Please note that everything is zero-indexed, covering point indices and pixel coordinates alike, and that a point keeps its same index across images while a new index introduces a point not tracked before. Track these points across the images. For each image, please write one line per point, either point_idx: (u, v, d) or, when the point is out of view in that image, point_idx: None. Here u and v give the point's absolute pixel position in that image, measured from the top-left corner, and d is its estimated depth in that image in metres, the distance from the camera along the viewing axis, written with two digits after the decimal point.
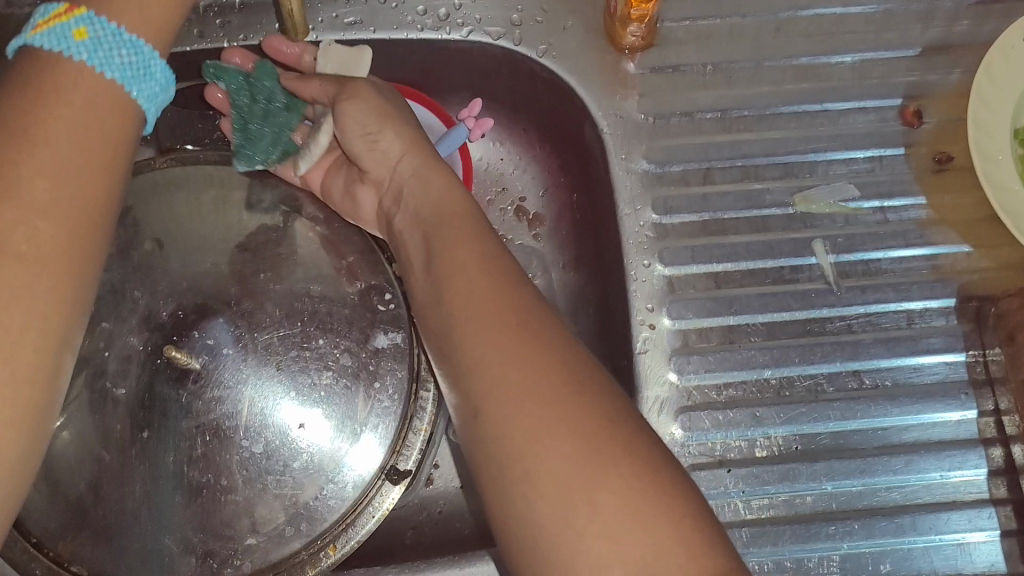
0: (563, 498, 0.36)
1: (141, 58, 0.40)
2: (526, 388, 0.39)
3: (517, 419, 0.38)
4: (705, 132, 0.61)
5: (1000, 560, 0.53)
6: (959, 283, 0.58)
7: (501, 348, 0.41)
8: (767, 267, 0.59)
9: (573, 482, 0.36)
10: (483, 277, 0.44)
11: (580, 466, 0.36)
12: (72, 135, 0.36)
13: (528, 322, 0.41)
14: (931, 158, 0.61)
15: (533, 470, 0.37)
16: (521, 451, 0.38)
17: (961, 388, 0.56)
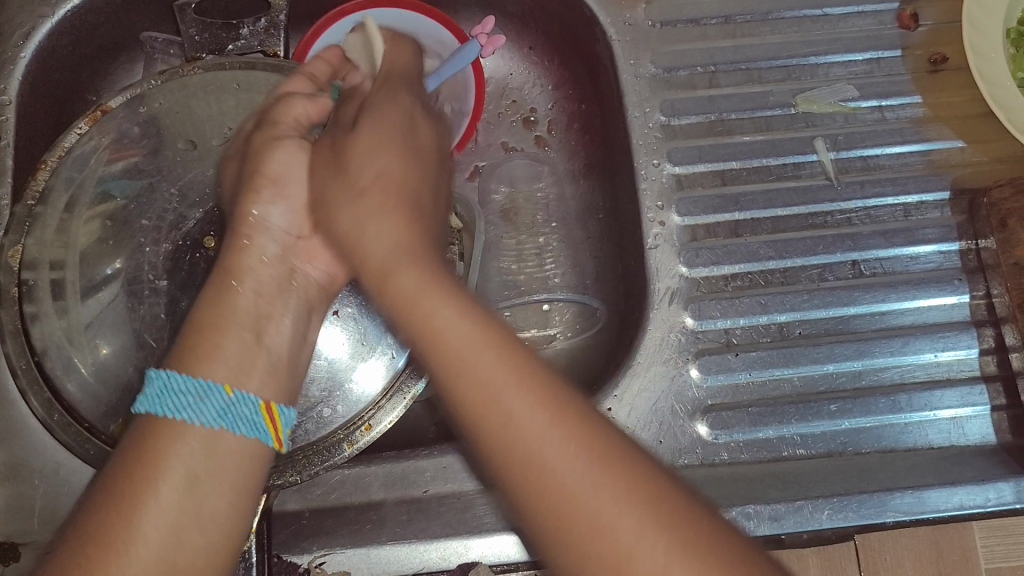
0: (611, 536, 0.32)
1: (214, 396, 0.42)
2: (551, 421, 0.35)
3: (556, 461, 0.34)
4: (711, 37, 0.63)
5: (990, 433, 0.57)
6: (953, 177, 0.61)
7: (486, 357, 0.37)
8: (770, 164, 0.61)
9: (614, 516, 0.33)
10: (459, 321, 0.38)
11: (612, 491, 0.33)
12: (237, 348, 0.44)
13: (511, 358, 0.37)
14: (927, 59, 0.63)
15: (570, 511, 0.33)
16: (533, 447, 0.35)
17: (955, 275, 0.59)
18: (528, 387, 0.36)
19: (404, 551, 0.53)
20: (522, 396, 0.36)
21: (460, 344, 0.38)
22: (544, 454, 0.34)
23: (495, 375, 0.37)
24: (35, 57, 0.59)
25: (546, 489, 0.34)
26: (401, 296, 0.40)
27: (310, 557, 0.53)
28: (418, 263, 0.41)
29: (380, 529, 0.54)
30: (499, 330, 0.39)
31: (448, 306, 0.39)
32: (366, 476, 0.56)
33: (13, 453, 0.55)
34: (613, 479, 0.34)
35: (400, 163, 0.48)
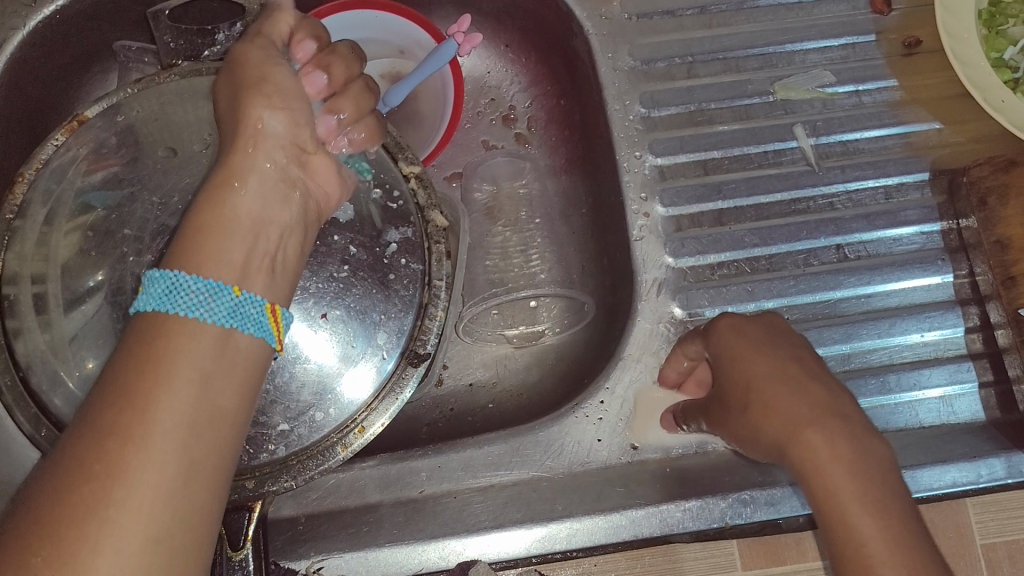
0: (869, 557, 0.37)
1: (223, 297, 0.39)
2: (831, 426, 0.41)
3: (825, 461, 0.40)
4: (688, 28, 0.63)
5: (979, 410, 0.57)
6: (932, 158, 0.62)
7: (797, 385, 0.43)
8: (752, 152, 0.62)
9: (879, 541, 0.37)
10: (768, 348, 0.45)
11: (878, 525, 0.38)
12: (232, 224, 0.43)
13: (808, 384, 0.43)
14: (901, 42, 0.64)
15: (854, 537, 0.38)
16: (823, 476, 0.39)
17: (937, 255, 0.60)
18: (837, 444, 0.40)
19: (405, 552, 0.52)
20: (809, 413, 0.41)
21: (775, 384, 0.43)
22: (831, 466, 0.39)
23: (786, 397, 0.42)
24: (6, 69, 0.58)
25: (814, 473, 0.40)
26: (732, 348, 0.46)
27: (308, 562, 0.52)
28: (753, 328, 0.47)
29: (377, 531, 0.53)
30: (820, 381, 0.43)
31: (764, 359, 0.44)
32: (361, 479, 0.55)
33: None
34: (881, 511, 0.38)
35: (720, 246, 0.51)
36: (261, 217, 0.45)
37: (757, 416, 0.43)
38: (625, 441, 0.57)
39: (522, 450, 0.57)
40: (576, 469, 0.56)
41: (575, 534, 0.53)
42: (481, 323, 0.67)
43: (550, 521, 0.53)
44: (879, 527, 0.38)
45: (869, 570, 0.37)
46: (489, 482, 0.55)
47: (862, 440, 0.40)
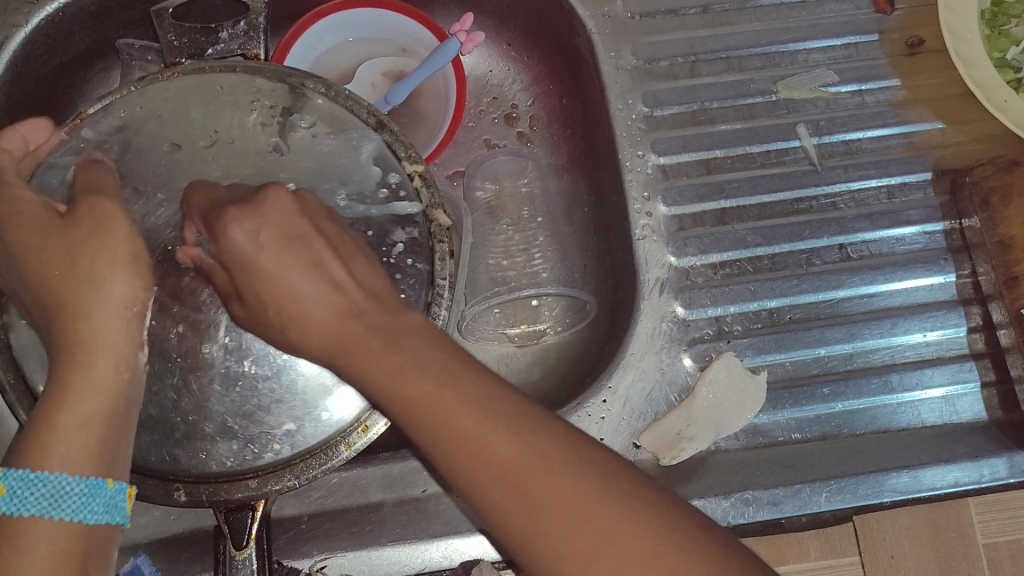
0: (577, 534, 0.34)
1: (97, 491, 0.39)
2: (483, 408, 0.37)
3: (511, 457, 0.36)
4: (690, 27, 0.63)
5: (981, 410, 0.57)
6: (935, 158, 0.62)
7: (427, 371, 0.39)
8: (754, 152, 0.62)
9: (579, 517, 0.34)
10: (318, 292, 0.44)
11: (593, 499, 0.35)
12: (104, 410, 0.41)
13: (465, 381, 0.38)
14: (904, 42, 0.64)
15: (545, 515, 0.34)
16: (499, 465, 0.36)
17: (940, 255, 0.60)
18: (521, 435, 0.36)
19: (405, 552, 0.53)
20: (471, 414, 0.37)
21: (443, 396, 0.38)
22: (499, 452, 0.36)
23: (423, 390, 0.38)
24: (9, 68, 0.58)
25: (487, 472, 0.36)
26: (303, 302, 0.44)
27: (310, 562, 0.52)
28: (334, 290, 0.44)
29: (380, 530, 0.53)
30: (443, 358, 0.40)
31: (395, 355, 0.40)
32: (363, 478, 0.55)
33: None
34: (592, 480, 0.35)
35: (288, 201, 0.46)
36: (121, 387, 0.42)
37: (426, 427, 0.37)
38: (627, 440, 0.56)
39: None
40: None
41: None
42: (482, 322, 0.66)
43: None
44: (607, 522, 0.34)
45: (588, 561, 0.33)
46: None
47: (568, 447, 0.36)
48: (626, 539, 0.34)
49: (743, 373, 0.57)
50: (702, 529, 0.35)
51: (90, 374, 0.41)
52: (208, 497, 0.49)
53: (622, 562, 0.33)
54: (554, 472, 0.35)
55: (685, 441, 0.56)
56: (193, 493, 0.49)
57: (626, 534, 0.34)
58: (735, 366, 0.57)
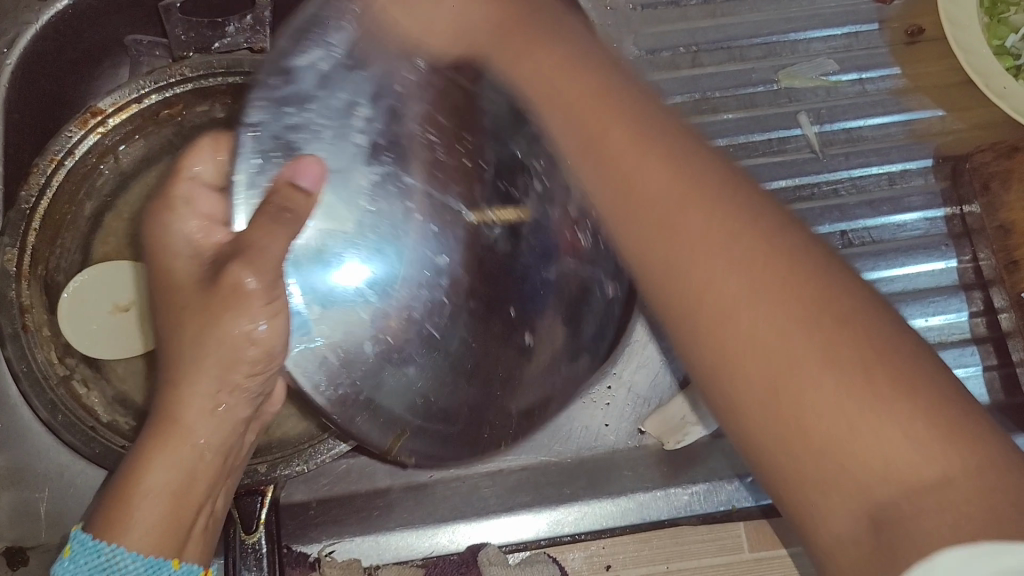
0: (831, 417, 0.31)
1: (161, 571, 0.43)
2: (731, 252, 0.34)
3: (758, 323, 0.33)
4: (692, 18, 0.64)
5: (984, 394, 0.58)
6: (935, 145, 0.62)
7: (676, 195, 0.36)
8: (756, 140, 0.62)
9: (829, 392, 0.31)
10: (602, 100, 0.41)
11: (839, 368, 0.31)
12: (174, 496, 0.44)
13: (739, 215, 0.36)
14: (904, 31, 0.64)
15: (792, 393, 0.32)
16: (721, 304, 0.34)
17: (941, 241, 0.61)
18: (754, 275, 0.34)
19: (414, 536, 0.54)
20: (717, 244, 0.35)
21: (692, 223, 0.36)
22: (741, 316, 0.33)
23: (694, 228, 0.36)
24: (20, 64, 0.58)
25: (729, 339, 0.34)
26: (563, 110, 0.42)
27: (320, 546, 0.53)
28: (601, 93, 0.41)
29: (388, 515, 0.54)
30: (703, 176, 0.37)
31: (654, 171, 0.38)
32: (370, 464, 0.56)
33: (14, 458, 0.54)
34: (838, 330, 0.32)
35: (560, 58, 0.44)
36: (199, 466, 0.45)
37: (643, 233, 0.37)
38: (632, 426, 0.57)
39: None
40: (584, 454, 0.57)
41: (581, 519, 0.55)
42: None
43: (560, 504, 0.55)
44: (842, 375, 0.31)
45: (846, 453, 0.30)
46: (498, 466, 0.56)
47: (800, 281, 0.33)
48: (862, 401, 0.30)
49: None
50: (923, 362, 0.32)
51: (191, 450, 0.44)
52: None
53: (852, 424, 0.30)
54: (806, 325, 0.32)
55: (689, 425, 0.56)
56: None
57: (851, 387, 0.31)
58: None
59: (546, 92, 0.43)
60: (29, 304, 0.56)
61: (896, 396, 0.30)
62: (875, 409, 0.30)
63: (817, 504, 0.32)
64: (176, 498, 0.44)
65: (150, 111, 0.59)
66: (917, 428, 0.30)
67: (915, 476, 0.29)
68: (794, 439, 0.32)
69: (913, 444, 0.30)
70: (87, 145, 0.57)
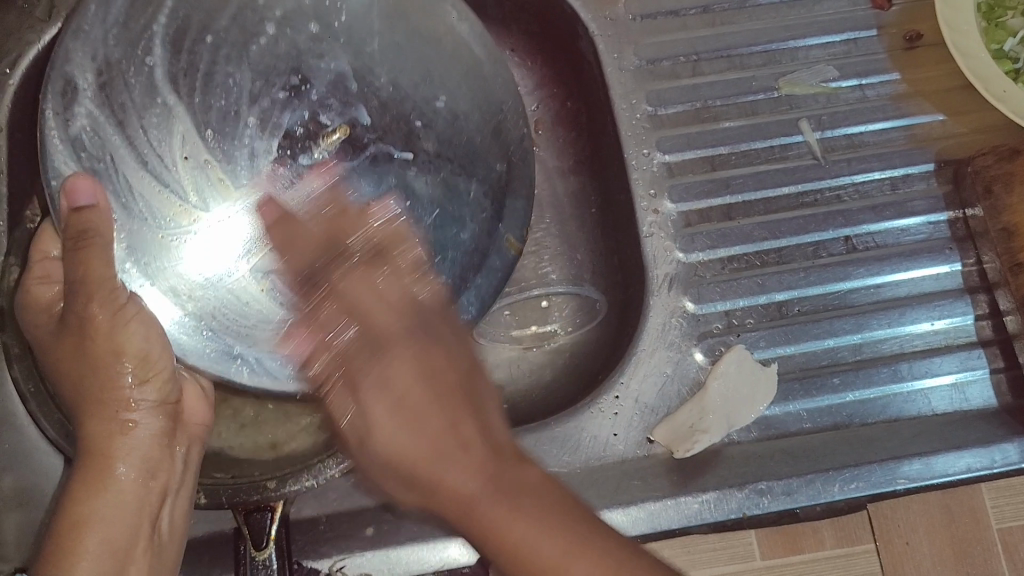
0: None
1: None
2: (600, 564, 0.41)
3: None
4: (691, 27, 0.64)
5: (991, 396, 0.58)
6: (937, 149, 0.62)
7: (540, 507, 0.42)
8: (757, 148, 0.62)
9: None
10: (466, 464, 0.43)
11: None
12: (117, 513, 0.46)
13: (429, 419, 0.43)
14: (902, 36, 0.64)
15: None
16: None
17: (945, 245, 0.61)
18: (399, 453, 0.43)
19: (424, 550, 0.53)
20: (567, 556, 0.41)
21: (419, 450, 0.43)
22: (585, 574, 0.41)
23: (571, 564, 0.41)
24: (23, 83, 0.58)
25: None
26: (451, 486, 0.43)
27: (330, 562, 0.53)
28: (440, 436, 0.43)
29: (398, 529, 0.53)
30: (552, 493, 0.43)
31: (399, 427, 0.43)
32: None
33: (23, 478, 0.54)
34: (537, 518, 0.42)
35: (393, 413, 0.44)
36: (133, 499, 0.47)
37: (506, 560, 0.42)
38: (640, 435, 0.57)
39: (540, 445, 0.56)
40: (593, 463, 0.56)
41: None
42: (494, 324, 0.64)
43: None
44: (568, 538, 0.42)
45: None
46: None
47: (614, 560, 0.41)
48: (570, 544, 0.41)
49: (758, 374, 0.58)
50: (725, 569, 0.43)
51: (111, 486, 0.46)
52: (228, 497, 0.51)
53: None
54: (510, 510, 0.42)
55: (699, 434, 0.56)
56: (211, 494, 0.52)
57: None
58: (754, 366, 0.58)
59: (393, 457, 0.43)
60: None
61: None
62: None
63: None
64: (132, 519, 0.47)
65: None
66: None
67: None
68: None
69: None
70: None
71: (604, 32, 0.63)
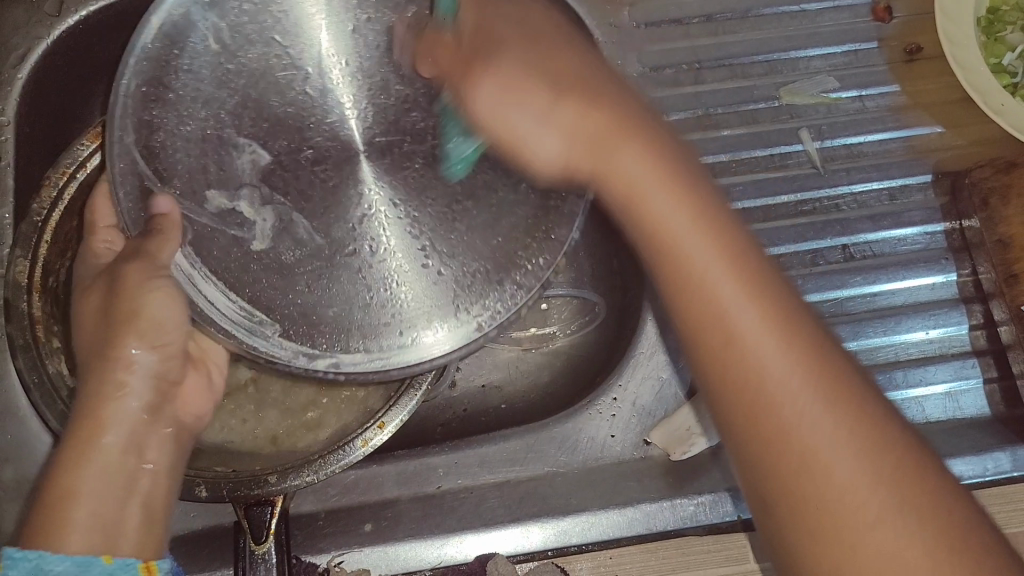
0: (822, 464, 0.36)
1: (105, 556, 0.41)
2: (837, 427, 0.37)
3: (810, 409, 0.37)
4: (693, 35, 0.65)
5: (984, 405, 0.59)
6: (935, 161, 0.63)
7: (764, 316, 0.39)
8: (758, 156, 0.63)
9: (835, 452, 0.36)
10: (666, 182, 0.43)
11: (874, 468, 0.36)
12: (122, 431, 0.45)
13: (699, 195, 0.43)
14: (902, 49, 0.65)
15: (783, 440, 0.37)
16: (783, 414, 0.37)
17: (941, 255, 0.61)
18: (761, 308, 0.39)
19: (421, 547, 0.53)
20: (817, 406, 0.37)
21: (680, 224, 0.41)
22: (785, 405, 0.37)
23: (773, 362, 0.38)
24: (31, 79, 0.59)
25: (773, 424, 0.37)
26: (660, 226, 0.42)
27: (328, 557, 0.53)
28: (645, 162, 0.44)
29: (397, 526, 0.54)
30: (825, 361, 0.38)
31: (645, 168, 0.43)
32: (378, 475, 0.57)
33: (23, 469, 0.54)
34: (883, 484, 0.36)
35: (609, 118, 0.45)
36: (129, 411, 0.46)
37: (685, 306, 0.41)
38: (638, 438, 0.58)
39: (537, 447, 0.58)
40: (590, 464, 0.58)
41: (589, 528, 0.53)
42: None
43: (565, 515, 0.54)
44: (874, 494, 0.35)
45: (814, 472, 0.36)
46: (505, 477, 0.57)
47: (857, 404, 0.37)
48: (874, 505, 0.35)
49: None
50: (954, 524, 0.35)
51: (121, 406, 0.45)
52: (229, 491, 0.52)
53: (860, 511, 0.35)
54: (875, 486, 0.35)
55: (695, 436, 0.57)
56: (212, 488, 0.52)
57: (869, 497, 0.35)
58: None
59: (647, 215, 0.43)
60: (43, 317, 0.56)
61: (912, 518, 0.35)
62: (883, 512, 0.35)
63: (781, 515, 0.37)
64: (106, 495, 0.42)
65: None
66: (908, 515, 0.35)
67: (874, 517, 0.35)
68: (773, 443, 0.37)
69: (885, 496, 0.35)
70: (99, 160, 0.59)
71: (609, 39, 0.64)
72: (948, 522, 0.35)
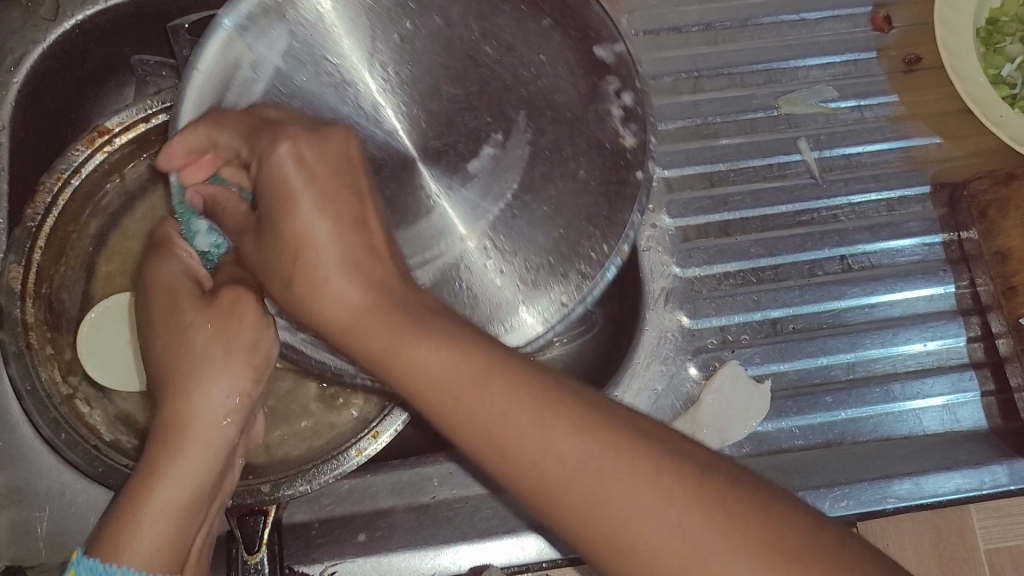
0: (572, 483, 0.34)
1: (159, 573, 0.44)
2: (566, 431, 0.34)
3: (565, 454, 0.34)
4: (692, 44, 0.64)
5: (982, 418, 0.58)
6: (933, 171, 0.63)
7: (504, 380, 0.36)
8: (755, 165, 0.63)
9: (593, 468, 0.34)
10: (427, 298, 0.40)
11: (634, 491, 0.33)
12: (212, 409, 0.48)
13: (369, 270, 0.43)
14: (902, 59, 0.65)
15: (555, 483, 0.34)
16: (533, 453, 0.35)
17: (939, 266, 0.61)
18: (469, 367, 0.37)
19: (416, 557, 0.53)
20: (581, 450, 0.34)
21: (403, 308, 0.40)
22: (546, 445, 0.34)
23: (546, 429, 0.35)
24: (27, 83, 0.58)
25: (542, 472, 0.34)
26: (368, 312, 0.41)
27: (321, 566, 0.53)
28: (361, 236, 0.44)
29: (390, 536, 0.54)
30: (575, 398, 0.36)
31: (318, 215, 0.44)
32: (372, 486, 0.56)
33: (15, 475, 0.54)
34: (649, 479, 0.33)
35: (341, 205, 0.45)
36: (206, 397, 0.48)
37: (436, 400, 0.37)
38: None
39: None
40: None
41: None
42: None
43: None
44: (627, 486, 0.33)
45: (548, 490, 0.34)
46: None
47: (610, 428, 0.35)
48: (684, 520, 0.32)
49: (754, 396, 0.58)
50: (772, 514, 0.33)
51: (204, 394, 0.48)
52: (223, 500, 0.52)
53: (631, 514, 0.33)
54: (685, 516, 0.32)
55: None
56: None
57: (655, 516, 0.32)
58: (748, 387, 0.58)
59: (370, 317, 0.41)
60: (35, 323, 0.56)
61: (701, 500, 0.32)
62: (687, 528, 0.32)
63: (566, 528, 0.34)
64: (181, 517, 0.46)
65: (159, 129, 0.61)
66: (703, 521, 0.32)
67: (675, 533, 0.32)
68: (534, 479, 0.34)
69: (656, 504, 0.33)
70: (93, 164, 0.59)
71: None
72: (722, 508, 0.32)
